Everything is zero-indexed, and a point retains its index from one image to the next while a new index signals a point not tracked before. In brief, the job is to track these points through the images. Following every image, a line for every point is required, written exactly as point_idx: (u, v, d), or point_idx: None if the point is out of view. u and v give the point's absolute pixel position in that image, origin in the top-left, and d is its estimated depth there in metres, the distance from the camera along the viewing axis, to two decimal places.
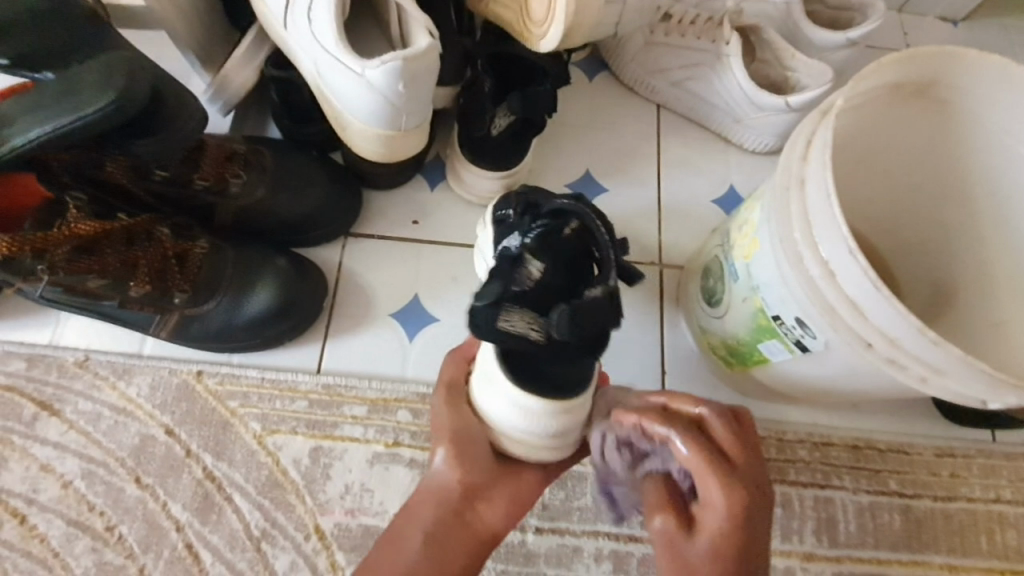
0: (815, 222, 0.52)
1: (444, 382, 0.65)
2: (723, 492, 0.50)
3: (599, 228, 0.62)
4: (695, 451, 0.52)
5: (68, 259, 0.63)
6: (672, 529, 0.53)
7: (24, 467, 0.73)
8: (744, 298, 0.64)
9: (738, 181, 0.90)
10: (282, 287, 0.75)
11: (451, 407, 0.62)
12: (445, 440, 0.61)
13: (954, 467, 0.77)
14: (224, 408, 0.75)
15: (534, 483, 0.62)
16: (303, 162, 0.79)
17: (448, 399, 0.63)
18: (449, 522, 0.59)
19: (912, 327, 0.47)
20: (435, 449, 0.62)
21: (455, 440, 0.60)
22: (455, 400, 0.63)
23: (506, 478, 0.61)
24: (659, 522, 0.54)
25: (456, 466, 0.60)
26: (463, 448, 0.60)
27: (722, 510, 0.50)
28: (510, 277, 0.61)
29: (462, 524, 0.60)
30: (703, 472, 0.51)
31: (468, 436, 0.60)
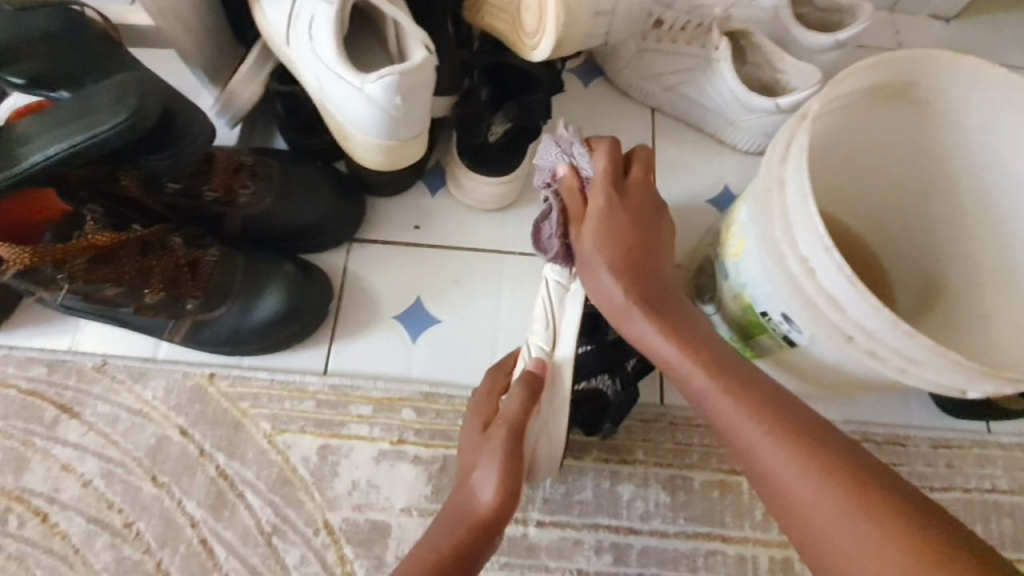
0: (794, 221, 0.54)
1: (501, 418, 0.62)
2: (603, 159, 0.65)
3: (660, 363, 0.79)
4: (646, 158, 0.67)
5: (86, 269, 0.67)
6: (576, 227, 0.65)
7: (46, 467, 0.76)
8: (734, 295, 0.65)
9: (732, 181, 0.92)
10: (289, 292, 0.78)
11: (508, 440, 0.61)
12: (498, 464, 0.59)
13: (950, 458, 0.78)
14: (235, 409, 0.78)
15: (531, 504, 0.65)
16: (307, 172, 0.82)
17: (506, 435, 0.61)
18: (476, 538, 0.57)
19: (886, 320, 0.49)
20: (481, 470, 0.60)
21: (508, 467, 0.59)
22: (510, 442, 0.60)
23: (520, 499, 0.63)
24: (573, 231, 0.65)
25: (500, 487, 0.58)
26: (511, 474, 0.59)
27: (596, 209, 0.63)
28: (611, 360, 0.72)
29: (485, 538, 0.58)
30: (601, 183, 0.64)
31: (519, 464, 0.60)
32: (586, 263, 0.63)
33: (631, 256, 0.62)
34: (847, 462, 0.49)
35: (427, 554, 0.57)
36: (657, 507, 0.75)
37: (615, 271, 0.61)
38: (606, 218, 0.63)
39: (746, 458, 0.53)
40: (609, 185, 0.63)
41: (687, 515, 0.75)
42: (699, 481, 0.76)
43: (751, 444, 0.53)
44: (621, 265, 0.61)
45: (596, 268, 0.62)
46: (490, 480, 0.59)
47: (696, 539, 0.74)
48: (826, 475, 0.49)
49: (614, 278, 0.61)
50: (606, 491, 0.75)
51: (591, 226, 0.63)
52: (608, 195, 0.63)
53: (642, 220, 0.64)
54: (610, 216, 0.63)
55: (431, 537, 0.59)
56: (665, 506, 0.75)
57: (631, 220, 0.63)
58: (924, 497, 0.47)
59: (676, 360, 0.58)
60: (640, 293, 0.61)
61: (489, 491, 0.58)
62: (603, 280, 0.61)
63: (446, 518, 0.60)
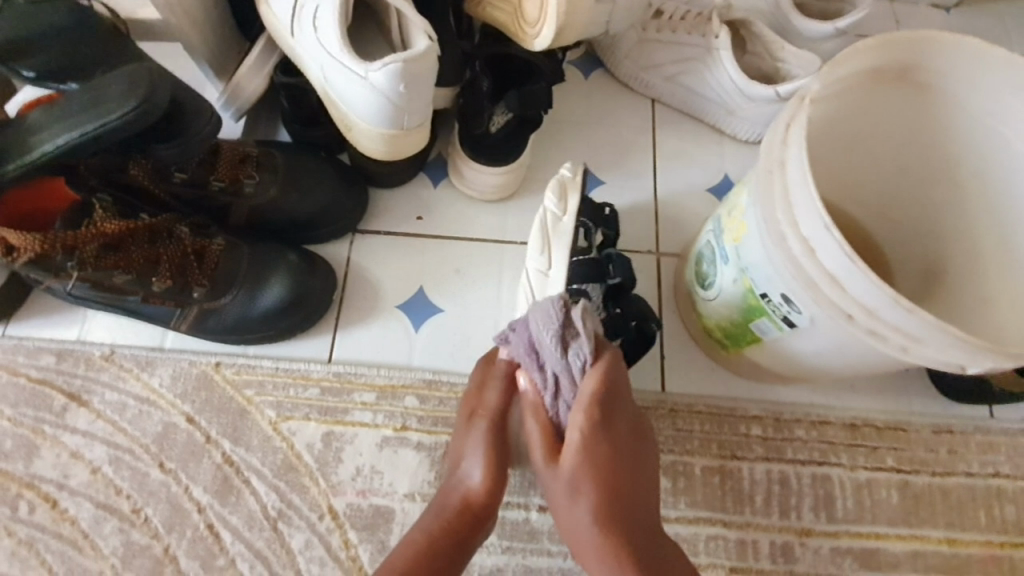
0: (795, 201, 0.54)
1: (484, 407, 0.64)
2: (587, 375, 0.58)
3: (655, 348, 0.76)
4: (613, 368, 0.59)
5: (96, 256, 0.68)
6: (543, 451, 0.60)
7: (56, 454, 0.77)
8: (735, 280, 0.66)
9: (733, 170, 0.93)
10: (294, 281, 0.79)
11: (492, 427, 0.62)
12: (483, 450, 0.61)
13: (952, 444, 0.78)
14: (241, 397, 0.79)
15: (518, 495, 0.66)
16: (310, 163, 0.83)
17: (489, 424, 0.62)
18: (465, 522, 0.58)
19: (886, 297, 0.49)
20: (469, 455, 0.62)
21: (493, 454, 0.61)
22: (494, 430, 0.62)
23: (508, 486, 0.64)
24: (535, 424, 0.61)
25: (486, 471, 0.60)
26: (497, 460, 0.60)
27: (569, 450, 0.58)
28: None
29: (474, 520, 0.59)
30: (577, 411, 0.58)
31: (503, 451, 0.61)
32: (568, 508, 0.57)
33: (611, 503, 0.56)
34: None
35: (417, 541, 0.57)
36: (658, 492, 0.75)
37: (593, 500, 0.56)
38: (588, 457, 0.57)
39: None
40: (591, 439, 0.57)
41: (688, 501, 0.75)
42: (700, 467, 0.76)
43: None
44: (600, 501, 0.56)
45: (572, 503, 0.57)
46: (479, 466, 0.60)
47: (697, 524, 0.74)
48: None
49: (591, 512, 0.56)
50: None
51: (572, 472, 0.57)
52: (592, 439, 0.57)
53: (626, 471, 0.58)
54: (595, 449, 0.57)
55: (420, 526, 0.59)
56: (666, 492, 0.75)
57: (614, 466, 0.57)
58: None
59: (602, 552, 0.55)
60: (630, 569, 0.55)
61: (479, 475, 0.60)
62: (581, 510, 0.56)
63: (435, 507, 0.60)
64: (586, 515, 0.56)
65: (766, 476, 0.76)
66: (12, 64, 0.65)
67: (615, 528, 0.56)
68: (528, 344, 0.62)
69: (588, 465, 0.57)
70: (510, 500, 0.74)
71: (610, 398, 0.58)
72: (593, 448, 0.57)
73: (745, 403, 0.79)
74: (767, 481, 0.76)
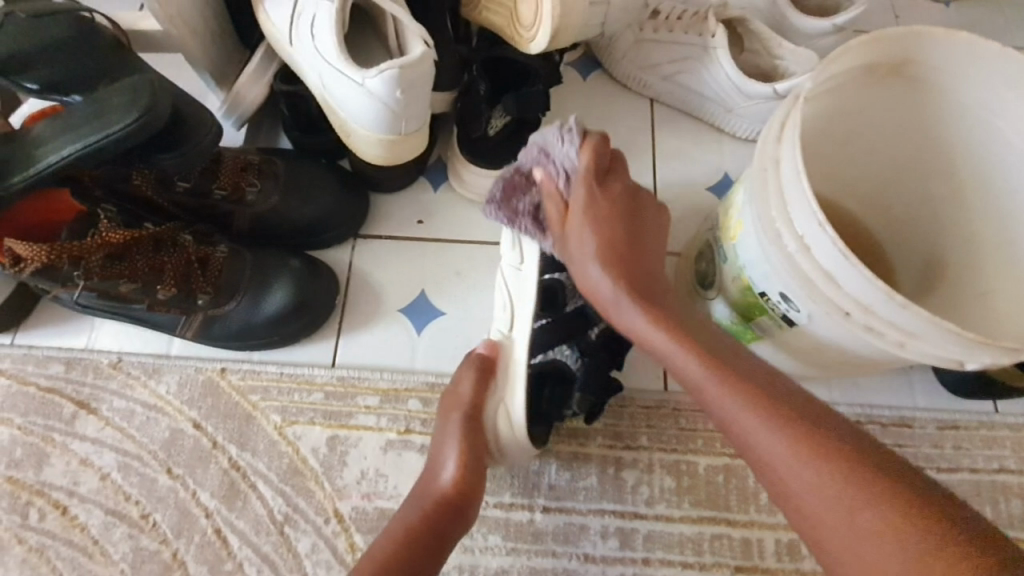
0: (788, 199, 0.54)
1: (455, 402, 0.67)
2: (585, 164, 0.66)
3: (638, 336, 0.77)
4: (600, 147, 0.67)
5: (102, 265, 0.70)
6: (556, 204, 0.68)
7: (65, 461, 0.78)
8: (734, 279, 0.66)
9: (732, 168, 0.93)
10: (297, 286, 0.80)
11: (466, 421, 0.65)
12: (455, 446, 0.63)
13: (957, 440, 0.77)
14: (246, 402, 0.80)
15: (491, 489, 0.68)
16: (312, 169, 0.84)
17: (462, 419, 0.65)
18: (444, 514, 0.60)
19: (881, 292, 0.49)
20: (443, 454, 0.64)
21: (467, 447, 0.63)
22: (467, 422, 0.65)
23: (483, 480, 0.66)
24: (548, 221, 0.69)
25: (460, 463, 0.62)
26: (472, 454, 0.63)
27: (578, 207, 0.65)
28: (570, 330, 0.74)
29: (453, 512, 0.61)
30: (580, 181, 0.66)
31: (476, 446, 0.64)
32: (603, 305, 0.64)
33: (624, 260, 0.63)
34: (861, 457, 0.47)
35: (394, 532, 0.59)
36: (662, 492, 0.75)
37: (606, 271, 0.63)
38: (601, 246, 0.63)
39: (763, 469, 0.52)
40: (588, 201, 0.65)
41: (692, 500, 0.75)
42: (704, 466, 0.76)
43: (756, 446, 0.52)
44: (610, 263, 0.63)
45: (585, 264, 0.64)
46: (451, 459, 0.63)
47: (701, 523, 0.74)
48: (826, 451, 0.48)
49: (604, 273, 0.63)
50: (611, 476, 0.76)
51: (585, 244, 0.64)
52: (594, 225, 0.64)
53: (626, 224, 0.65)
54: (597, 211, 0.65)
55: (399, 517, 0.61)
56: (670, 491, 0.75)
57: (624, 252, 0.63)
58: (881, 442, 0.49)
59: (638, 332, 0.61)
60: (653, 321, 0.60)
61: (452, 468, 0.62)
62: (595, 277, 0.63)
63: (414, 500, 0.63)
64: (599, 270, 0.63)
65: None
66: (16, 78, 0.66)
67: (626, 274, 0.62)
68: (539, 150, 0.69)
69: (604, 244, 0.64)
70: (514, 501, 0.74)
71: (602, 174, 0.66)
72: (593, 211, 0.65)
73: None
74: None
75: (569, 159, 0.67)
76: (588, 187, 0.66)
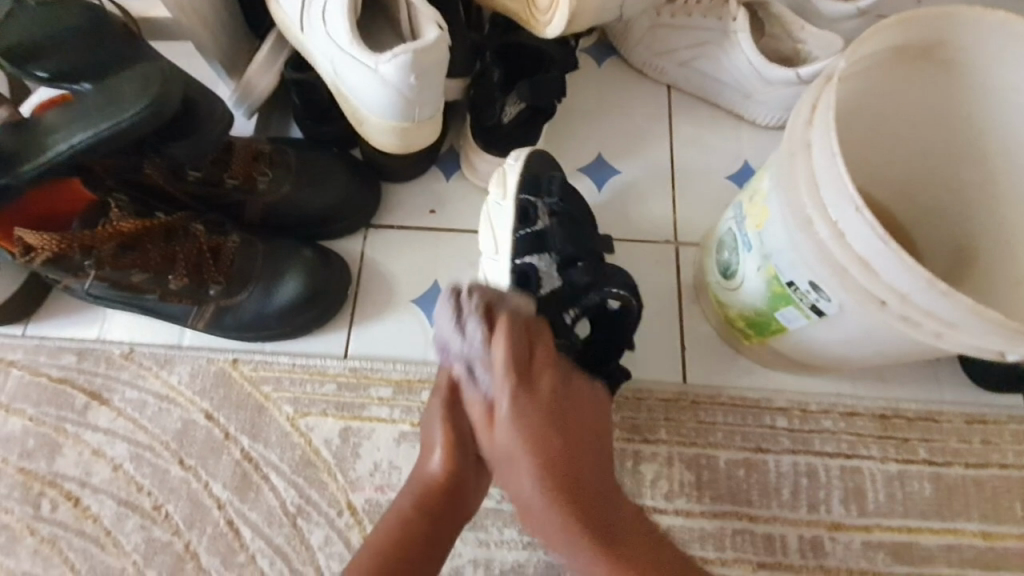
0: (821, 183, 0.52)
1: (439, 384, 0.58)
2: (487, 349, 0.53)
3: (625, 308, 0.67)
4: (517, 329, 0.53)
5: (114, 254, 0.69)
6: (481, 419, 0.53)
7: (78, 452, 0.78)
8: (759, 268, 0.63)
9: (752, 156, 0.90)
10: (309, 276, 0.79)
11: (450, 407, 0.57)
12: (444, 435, 0.57)
13: (986, 434, 0.75)
14: (259, 393, 0.79)
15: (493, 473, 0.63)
16: (323, 159, 0.83)
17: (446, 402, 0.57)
18: (440, 506, 0.57)
19: (920, 279, 0.47)
20: (430, 442, 0.58)
21: (455, 433, 0.57)
22: (451, 405, 0.56)
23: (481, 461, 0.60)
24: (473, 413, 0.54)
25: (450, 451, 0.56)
26: (461, 441, 0.57)
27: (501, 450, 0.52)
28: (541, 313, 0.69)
29: (450, 501, 0.57)
30: (501, 390, 0.52)
31: (465, 429, 0.57)
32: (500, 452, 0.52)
33: (552, 475, 0.50)
34: None
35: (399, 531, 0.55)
36: (681, 486, 0.73)
37: (541, 480, 0.50)
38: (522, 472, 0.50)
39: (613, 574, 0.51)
40: (518, 423, 0.50)
41: (712, 494, 0.73)
42: (724, 460, 0.74)
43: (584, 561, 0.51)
44: (564, 499, 0.50)
45: (515, 473, 0.51)
46: (438, 450, 0.57)
47: (721, 518, 0.72)
48: None
49: (540, 489, 0.50)
50: (628, 470, 0.74)
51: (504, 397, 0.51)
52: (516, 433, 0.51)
53: (568, 466, 0.51)
54: (537, 413, 0.51)
55: (401, 511, 0.56)
56: (689, 485, 0.74)
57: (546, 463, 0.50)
58: None
59: (537, 506, 0.50)
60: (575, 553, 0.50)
61: (442, 456, 0.57)
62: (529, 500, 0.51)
63: (410, 490, 0.58)
64: (531, 485, 0.50)
65: (792, 469, 0.74)
66: (26, 65, 0.65)
67: (572, 497, 0.50)
68: (438, 342, 0.57)
69: (541, 439, 0.51)
70: None
71: (528, 345, 0.53)
72: (532, 419, 0.51)
73: (770, 393, 0.77)
74: (794, 474, 0.74)
75: (472, 343, 0.54)
76: (518, 399, 0.51)
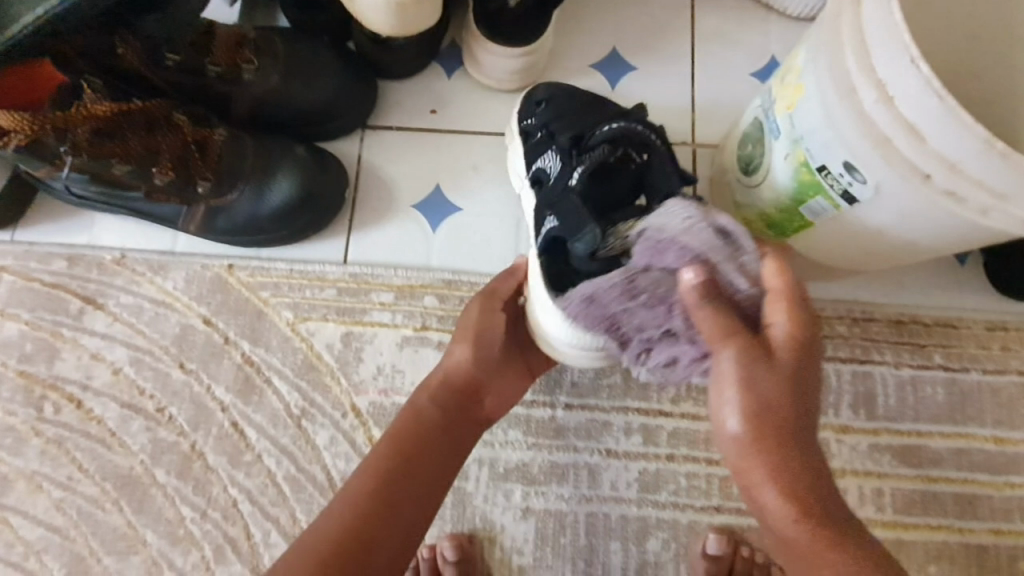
0: (871, 41, 0.47)
1: (483, 289, 0.66)
2: (783, 323, 0.45)
3: (640, 132, 0.60)
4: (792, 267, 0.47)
5: (90, 141, 0.64)
6: (741, 360, 0.44)
7: (77, 356, 0.77)
8: (786, 155, 0.59)
9: (779, 51, 0.83)
10: (303, 176, 0.74)
11: (483, 310, 0.64)
12: (467, 336, 0.62)
13: (1007, 342, 0.73)
14: (257, 298, 0.77)
15: (516, 392, 0.65)
16: (313, 48, 0.76)
17: (483, 305, 0.64)
18: (455, 407, 0.60)
19: (976, 142, 0.42)
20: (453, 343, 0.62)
21: (478, 335, 0.62)
22: (485, 308, 0.64)
23: (504, 372, 0.63)
24: (729, 358, 0.45)
25: (473, 353, 0.61)
26: (484, 345, 0.62)
27: (770, 368, 0.44)
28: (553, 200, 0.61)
29: (465, 403, 0.60)
30: (776, 298, 0.46)
31: (490, 335, 0.62)
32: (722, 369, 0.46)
33: (807, 416, 0.45)
34: None
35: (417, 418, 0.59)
36: (689, 390, 0.72)
37: (792, 423, 0.44)
38: (749, 400, 0.44)
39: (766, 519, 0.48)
40: (793, 347, 0.44)
41: None
42: None
43: (756, 494, 0.46)
44: (800, 442, 0.44)
45: (773, 420, 0.44)
46: (461, 343, 0.62)
47: None
48: None
49: (791, 431, 0.44)
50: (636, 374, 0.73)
51: (726, 385, 0.45)
52: (753, 358, 0.44)
53: (806, 401, 0.45)
54: (802, 361, 0.45)
55: (422, 400, 0.59)
56: (697, 389, 0.72)
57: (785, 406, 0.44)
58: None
59: (772, 449, 0.44)
60: (762, 478, 0.45)
61: (466, 347, 0.61)
62: (732, 429, 0.45)
63: (432, 387, 0.60)
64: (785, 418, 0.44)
65: None
66: None
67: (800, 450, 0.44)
68: (665, 248, 0.49)
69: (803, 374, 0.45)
70: (535, 399, 0.72)
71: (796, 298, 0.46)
72: (800, 355, 0.44)
73: None
74: None
75: (739, 248, 0.47)
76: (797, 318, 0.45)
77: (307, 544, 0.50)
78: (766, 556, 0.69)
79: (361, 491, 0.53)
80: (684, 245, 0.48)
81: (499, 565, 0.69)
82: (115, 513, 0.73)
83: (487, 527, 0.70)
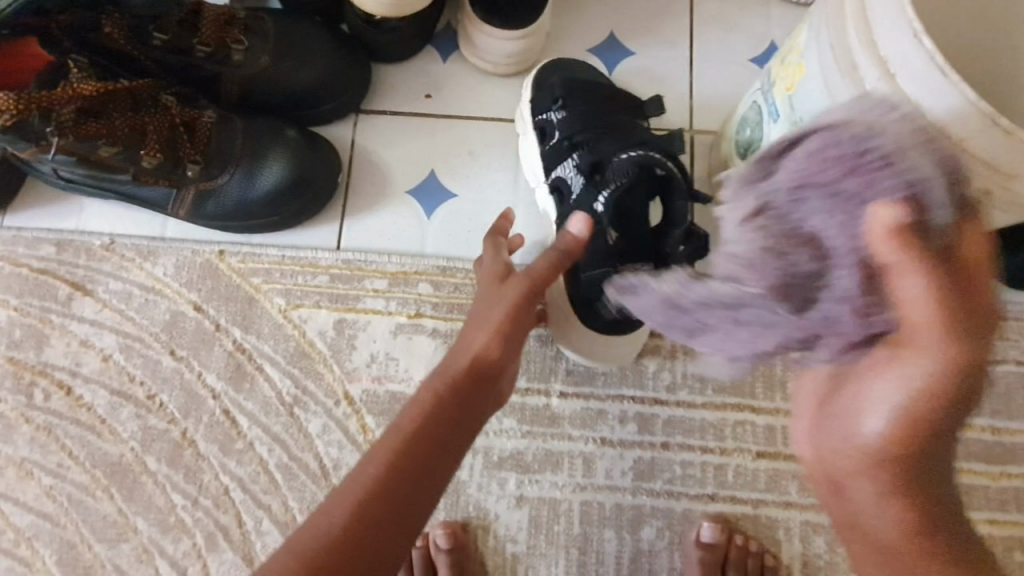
0: (874, 16, 0.46)
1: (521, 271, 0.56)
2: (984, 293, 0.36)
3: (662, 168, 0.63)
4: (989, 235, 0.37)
5: (76, 121, 0.62)
6: (930, 325, 0.35)
7: (66, 343, 0.76)
8: (784, 137, 0.58)
9: (780, 36, 0.82)
10: (293, 160, 0.73)
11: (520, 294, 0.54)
12: (496, 325, 0.51)
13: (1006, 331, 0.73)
14: (248, 285, 0.76)
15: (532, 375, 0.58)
16: (304, 30, 0.74)
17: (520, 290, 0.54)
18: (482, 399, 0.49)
19: (980, 119, 0.42)
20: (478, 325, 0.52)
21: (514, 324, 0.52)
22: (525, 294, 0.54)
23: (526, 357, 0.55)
24: (919, 316, 0.35)
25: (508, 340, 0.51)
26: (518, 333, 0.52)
27: (958, 343, 0.35)
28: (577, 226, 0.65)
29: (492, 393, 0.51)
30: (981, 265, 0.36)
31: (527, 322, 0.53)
32: (888, 357, 0.37)
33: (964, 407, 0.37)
34: None
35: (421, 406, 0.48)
36: (685, 378, 0.72)
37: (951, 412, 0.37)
38: (908, 406, 0.37)
39: (865, 513, 0.42)
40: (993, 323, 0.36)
41: (715, 387, 0.72)
42: None
43: (855, 500, 0.41)
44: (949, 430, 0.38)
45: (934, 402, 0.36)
46: (483, 333, 0.51)
47: (724, 410, 0.71)
48: None
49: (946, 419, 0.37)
50: (631, 363, 0.72)
51: (882, 385, 0.38)
52: (953, 367, 0.35)
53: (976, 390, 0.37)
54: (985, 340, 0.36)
55: (446, 388, 0.48)
56: (694, 378, 0.72)
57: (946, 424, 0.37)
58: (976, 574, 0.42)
59: (921, 430, 0.37)
60: (872, 483, 0.40)
61: (498, 334, 0.51)
62: (869, 434, 0.39)
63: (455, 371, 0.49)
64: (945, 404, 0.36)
65: None
66: None
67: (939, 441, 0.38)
68: (844, 161, 0.37)
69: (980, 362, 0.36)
70: (530, 387, 0.72)
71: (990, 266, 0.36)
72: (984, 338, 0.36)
73: None
74: None
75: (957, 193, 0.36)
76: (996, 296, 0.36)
77: (284, 552, 0.40)
78: (761, 544, 0.69)
79: (358, 483, 0.43)
80: (898, 168, 0.35)
81: (493, 553, 0.69)
82: (106, 501, 0.72)
83: (481, 515, 0.70)
